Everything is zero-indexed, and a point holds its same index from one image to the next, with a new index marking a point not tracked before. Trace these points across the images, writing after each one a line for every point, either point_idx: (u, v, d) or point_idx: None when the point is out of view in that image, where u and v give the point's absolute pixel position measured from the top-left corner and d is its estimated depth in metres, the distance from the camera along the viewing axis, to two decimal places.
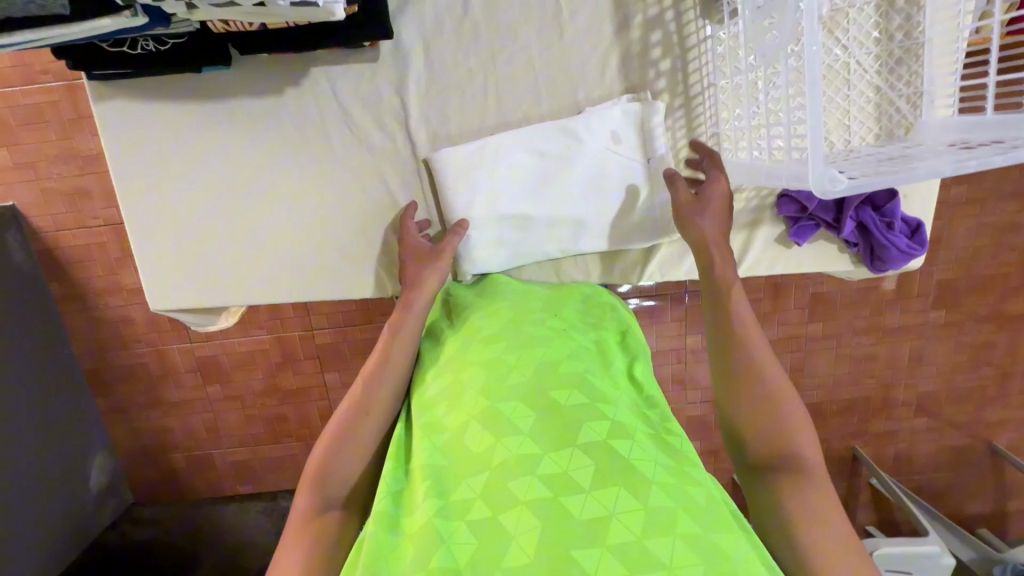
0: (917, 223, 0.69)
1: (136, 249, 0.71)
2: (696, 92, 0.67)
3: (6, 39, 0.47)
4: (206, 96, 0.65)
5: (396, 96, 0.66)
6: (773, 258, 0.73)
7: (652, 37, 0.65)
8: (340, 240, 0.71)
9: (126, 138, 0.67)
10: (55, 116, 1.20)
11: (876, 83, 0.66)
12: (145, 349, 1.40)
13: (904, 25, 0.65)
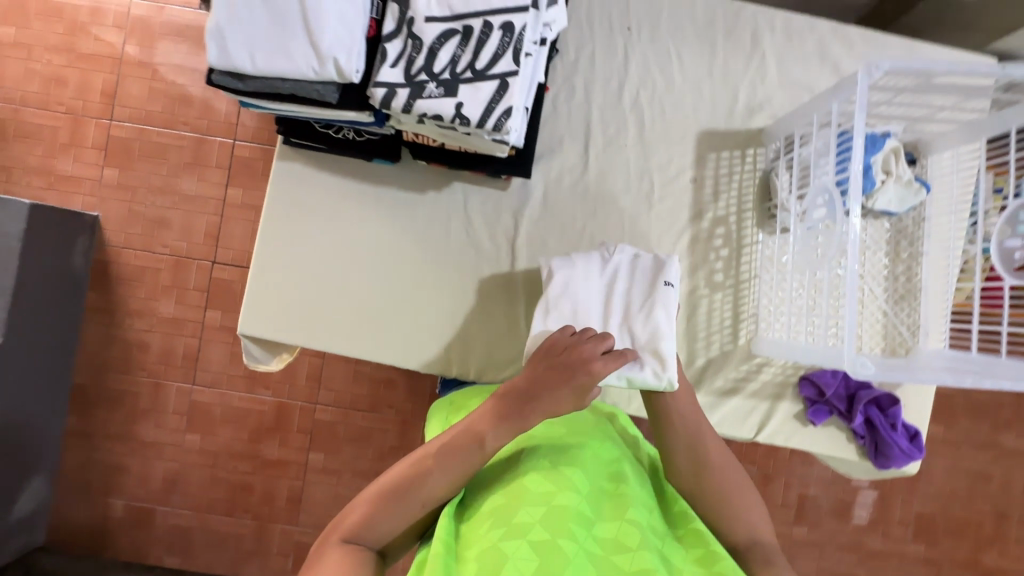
0: (915, 431, 0.80)
1: (254, 276, 0.81)
2: (744, 278, 0.84)
3: (276, 104, 0.62)
4: (367, 178, 0.81)
5: (512, 219, 0.82)
6: (789, 431, 0.83)
7: (717, 230, 0.84)
8: (428, 317, 0.82)
9: (288, 190, 0.81)
10: (175, 160, 1.52)
11: (884, 309, 0.83)
12: (146, 380, 1.52)
13: (906, 272, 0.83)
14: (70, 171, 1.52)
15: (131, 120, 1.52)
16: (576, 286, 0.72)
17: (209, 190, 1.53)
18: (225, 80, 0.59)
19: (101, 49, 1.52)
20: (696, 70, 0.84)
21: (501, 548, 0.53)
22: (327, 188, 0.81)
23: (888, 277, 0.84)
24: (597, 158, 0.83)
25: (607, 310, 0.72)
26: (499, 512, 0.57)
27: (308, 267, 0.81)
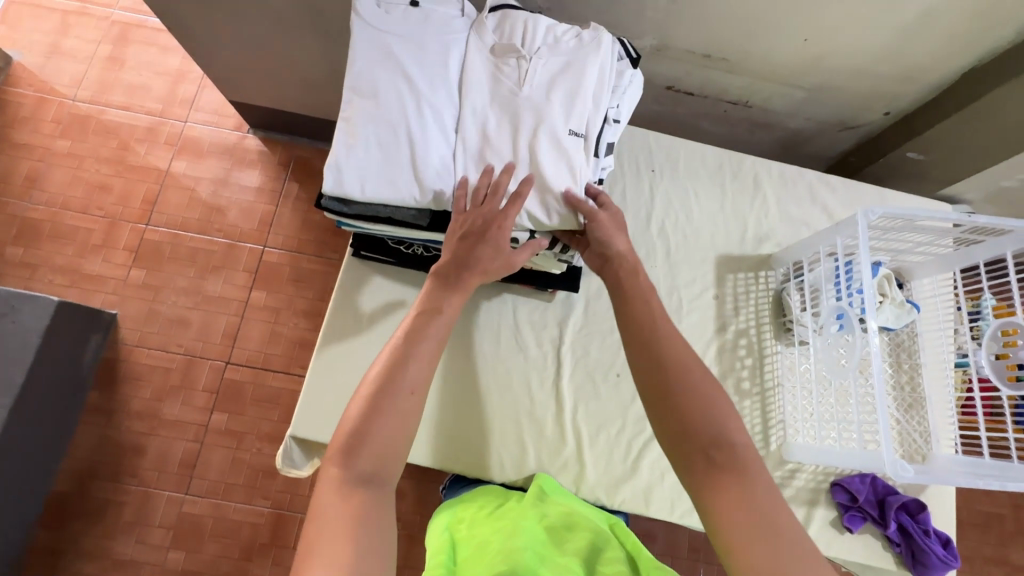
0: (946, 537, 0.83)
1: (311, 376, 0.83)
2: (769, 385, 0.91)
3: (371, 223, 0.71)
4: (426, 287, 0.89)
5: (558, 327, 0.90)
6: (828, 539, 0.85)
7: (741, 341, 0.93)
8: (479, 420, 0.84)
9: (352, 296, 0.87)
10: (204, 264, 1.58)
11: (896, 416, 0.91)
12: (134, 488, 1.42)
13: (910, 382, 0.93)
14: (96, 270, 1.56)
15: (167, 225, 1.61)
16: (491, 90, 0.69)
17: (233, 292, 1.57)
18: (333, 204, 0.69)
19: (150, 163, 1.65)
20: (709, 205, 0.99)
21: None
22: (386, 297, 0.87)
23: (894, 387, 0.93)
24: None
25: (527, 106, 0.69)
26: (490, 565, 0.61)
27: (364, 368, 0.84)
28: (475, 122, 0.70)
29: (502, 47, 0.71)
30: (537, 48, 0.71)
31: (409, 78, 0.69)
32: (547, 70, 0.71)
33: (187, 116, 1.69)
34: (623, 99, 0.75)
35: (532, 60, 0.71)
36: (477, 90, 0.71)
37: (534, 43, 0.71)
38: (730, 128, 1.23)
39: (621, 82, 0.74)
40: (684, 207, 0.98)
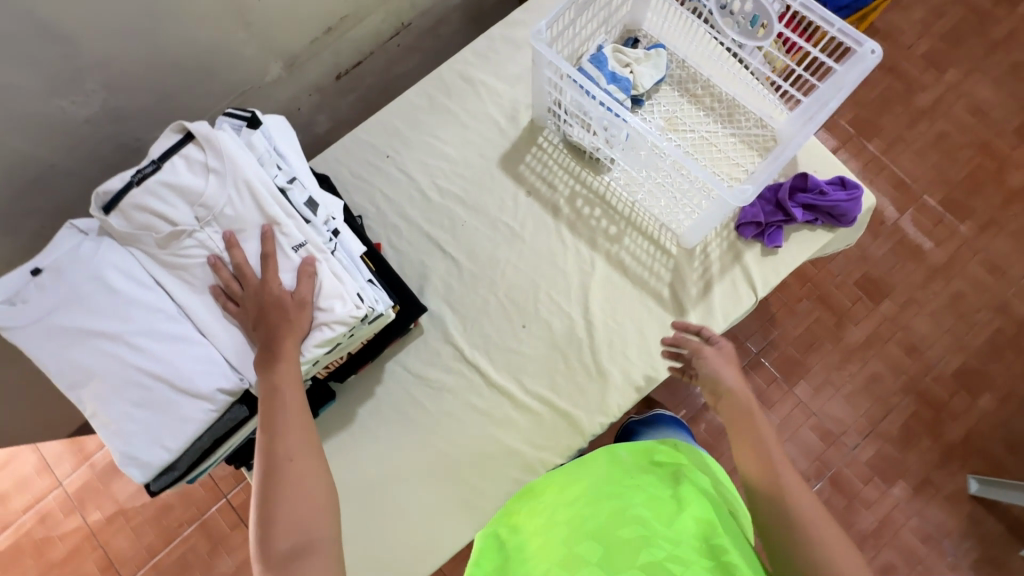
0: (840, 177, 0.85)
1: None
2: (628, 212, 0.91)
3: (213, 455, 0.66)
4: (326, 427, 0.83)
5: (447, 343, 0.87)
6: (773, 268, 0.86)
7: (578, 203, 0.91)
8: (466, 469, 0.82)
9: None
10: (200, 557, 1.50)
11: (733, 131, 0.91)
12: None
13: (715, 97, 0.92)
14: None
15: (141, 566, 1.51)
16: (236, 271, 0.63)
17: (245, 551, 1.50)
18: (161, 480, 0.63)
19: (71, 542, 1.52)
20: (454, 133, 0.94)
21: None
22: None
23: (709, 112, 0.92)
24: (456, 249, 0.90)
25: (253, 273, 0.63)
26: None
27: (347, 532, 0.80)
28: (196, 305, 0.64)
29: (166, 242, 0.62)
30: (194, 214, 0.62)
31: (101, 333, 0.61)
32: (228, 224, 0.63)
33: (55, 478, 1.55)
34: (283, 157, 0.69)
35: (205, 229, 0.63)
36: (192, 294, 0.64)
37: (187, 213, 0.62)
38: (423, 49, 1.17)
39: (260, 150, 0.66)
40: (438, 155, 0.93)
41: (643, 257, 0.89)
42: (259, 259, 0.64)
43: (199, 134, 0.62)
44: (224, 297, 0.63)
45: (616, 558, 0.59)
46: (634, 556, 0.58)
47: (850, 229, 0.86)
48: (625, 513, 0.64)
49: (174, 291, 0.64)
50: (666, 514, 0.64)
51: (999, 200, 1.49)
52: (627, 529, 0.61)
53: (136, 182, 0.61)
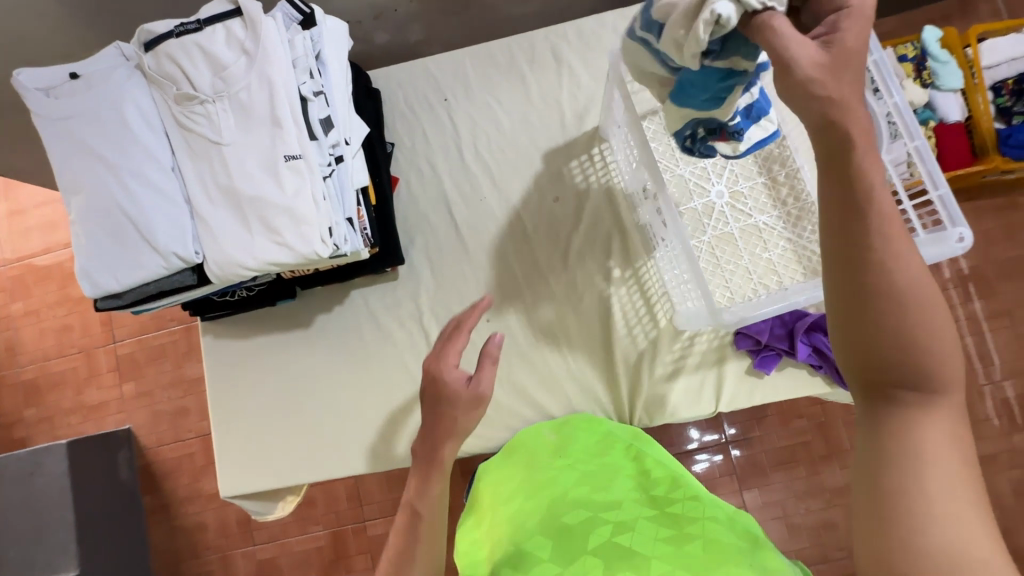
0: None
1: (216, 439, 0.88)
2: (641, 263, 0.85)
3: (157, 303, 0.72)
4: (279, 319, 0.90)
5: (412, 299, 0.88)
6: (748, 389, 0.80)
7: (597, 230, 0.86)
8: (372, 417, 0.87)
9: (219, 354, 0.90)
10: (176, 352, 1.69)
11: (788, 236, 0.82)
12: (212, 556, 1.61)
13: (792, 193, 0.82)
14: (97, 399, 1.70)
15: (130, 335, 1.72)
16: (226, 155, 0.64)
17: None
18: (109, 303, 0.70)
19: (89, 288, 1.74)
20: (517, 105, 0.90)
21: None
22: (250, 348, 0.90)
23: (779, 204, 0.83)
24: (463, 220, 0.89)
25: (239, 163, 0.64)
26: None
27: (258, 414, 0.89)
28: (185, 169, 0.66)
29: (179, 100, 0.64)
30: (212, 85, 0.63)
31: (100, 156, 0.66)
32: (238, 107, 0.64)
33: None
34: (322, 67, 0.68)
35: (216, 102, 0.63)
36: (188, 158, 0.66)
37: (206, 80, 0.63)
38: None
39: (300, 53, 0.66)
40: (491, 120, 0.90)
41: (628, 315, 0.84)
42: (252, 150, 0.64)
43: (248, 12, 0.63)
44: (210, 173, 0.65)
45: (572, 546, 0.57)
46: (583, 540, 0.57)
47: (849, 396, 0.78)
48: (563, 497, 0.64)
49: (175, 148, 0.67)
50: (603, 483, 0.65)
51: None
52: (572, 514, 0.61)
53: (176, 35, 0.64)
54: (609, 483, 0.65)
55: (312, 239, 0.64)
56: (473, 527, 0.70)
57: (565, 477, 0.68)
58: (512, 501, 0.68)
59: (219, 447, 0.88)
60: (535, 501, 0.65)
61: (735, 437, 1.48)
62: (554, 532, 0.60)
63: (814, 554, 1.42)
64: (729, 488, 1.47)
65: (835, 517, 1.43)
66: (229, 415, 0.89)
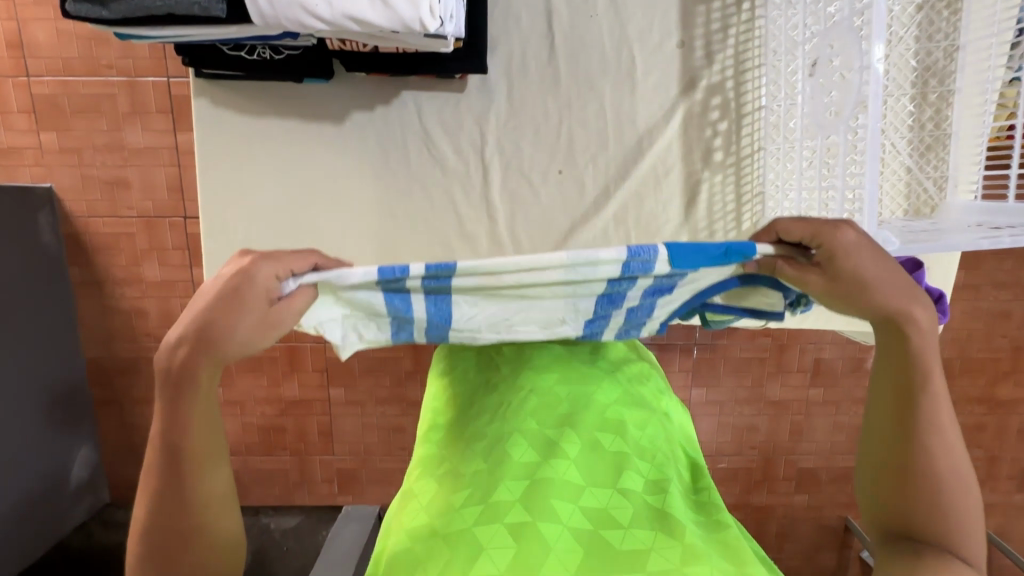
0: (940, 294, 0.76)
1: (206, 241, 0.97)
2: (746, 154, 0.98)
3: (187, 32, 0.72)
4: (293, 101, 0.96)
5: (475, 125, 0.98)
6: None
7: (714, 99, 0.98)
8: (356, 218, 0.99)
9: (211, 130, 0.95)
10: (113, 109, 1.38)
11: (907, 163, 0.96)
12: (152, 344, 1.52)
13: (933, 118, 0.95)
14: (6, 142, 1.39)
15: (49, 72, 1.36)
16: None
17: (159, 141, 1.40)
18: (90, 9, 0.67)
19: None
20: None
21: (505, 498, 0.63)
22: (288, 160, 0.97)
23: (915, 128, 0.96)
24: (570, 55, 0.96)
25: None
26: (496, 452, 0.69)
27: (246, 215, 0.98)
28: None
29: None
30: None
31: None
32: None
33: None
34: None
35: None
36: None
37: None
38: None
39: None
40: None
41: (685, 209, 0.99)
42: None
43: None
44: None
45: (599, 470, 0.68)
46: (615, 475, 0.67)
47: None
48: (600, 412, 0.76)
49: None
50: (637, 425, 0.76)
51: (966, 394, 1.58)
52: (608, 436, 0.72)
53: None
54: (647, 429, 0.76)
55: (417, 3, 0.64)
56: (484, 392, 0.81)
57: (608, 398, 0.78)
58: (550, 382, 0.79)
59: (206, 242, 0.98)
60: (575, 404, 0.76)
61: (705, 340, 1.54)
62: (586, 444, 0.70)
63: (731, 447, 1.62)
64: (682, 383, 1.58)
65: (760, 423, 1.60)
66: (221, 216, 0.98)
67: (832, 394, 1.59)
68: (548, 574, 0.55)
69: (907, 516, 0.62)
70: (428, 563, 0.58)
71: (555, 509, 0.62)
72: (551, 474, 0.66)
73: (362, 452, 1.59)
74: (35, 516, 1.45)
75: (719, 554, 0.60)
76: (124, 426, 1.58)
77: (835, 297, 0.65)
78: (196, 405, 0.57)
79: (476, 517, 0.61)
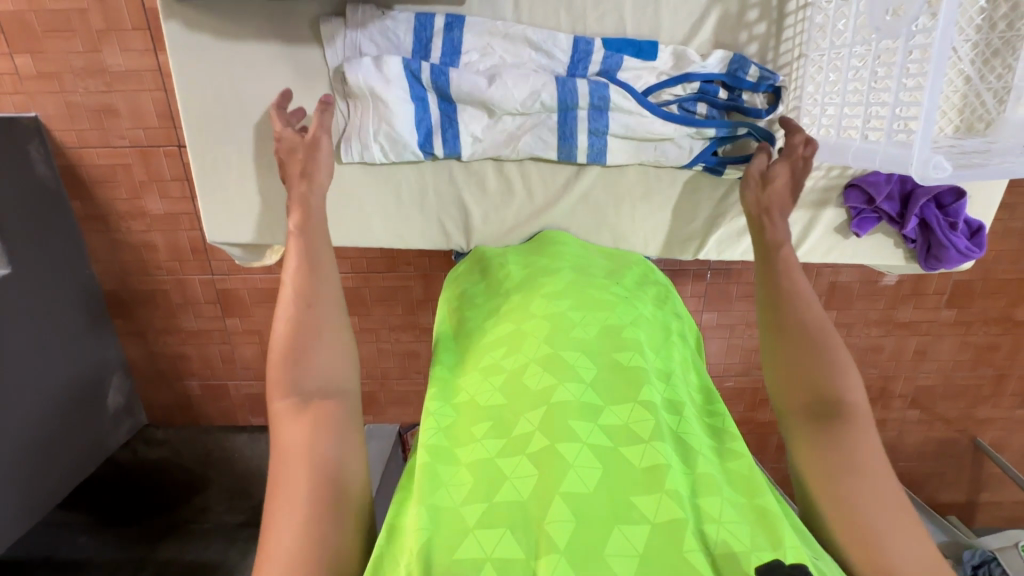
0: (978, 226, 0.88)
1: (200, 192, 0.94)
2: (786, 62, 0.88)
3: None
4: (272, 24, 0.87)
5: (483, 40, 0.88)
6: (830, 245, 0.93)
7: (752, 2, 0.86)
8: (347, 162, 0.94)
9: (184, 61, 0.87)
10: (86, 26, 1.27)
11: (968, 72, 0.86)
12: (164, 277, 1.54)
13: (1008, 15, 0.82)
14: None
15: None
16: None
17: (140, 62, 1.30)
18: None
19: None
20: None
21: (523, 427, 0.65)
22: (272, 97, 0.90)
23: (983, 27, 0.84)
24: None
25: None
26: (509, 378, 0.70)
27: (234, 164, 0.93)
28: None
29: None
30: None
31: None
32: None
33: None
34: None
35: None
36: None
37: None
38: None
39: None
40: None
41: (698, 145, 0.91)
42: None
43: None
44: None
45: (616, 391, 0.68)
46: (636, 391, 0.68)
47: (923, 271, 0.93)
48: (617, 332, 0.75)
49: None
50: (652, 348, 0.77)
51: (984, 314, 1.56)
52: (625, 354, 0.72)
53: None
54: (661, 353, 0.77)
55: None
56: (490, 315, 0.82)
57: (622, 318, 0.78)
58: (562, 303, 0.78)
59: (205, 187, 0.94)
60: (588, 325, 0.76)
61: (719, 265, 1.51)
62: (604, 366, 0.70)
63: (738, 368, 1.65)
64: (694, 308, 1.57)
65: None
66: (215, 155, 0.92)
67: (845, 317, 1.58)
68: (572, 495, 0.58)
69: (812, 474, 0.69)
70: (448, 489, 0.61)
71: (572, 431, 0.63)
72: (565, 397, 0.66)
73: (380, 376, 1.65)
74: (78, 440, 1.57)
75: (727, 482, 0.64)
76: (150, 355, 1.65)
77: (772, 317, 0.81)
78: (320, 277, 0.84)
79: (497, 447, 0.64)
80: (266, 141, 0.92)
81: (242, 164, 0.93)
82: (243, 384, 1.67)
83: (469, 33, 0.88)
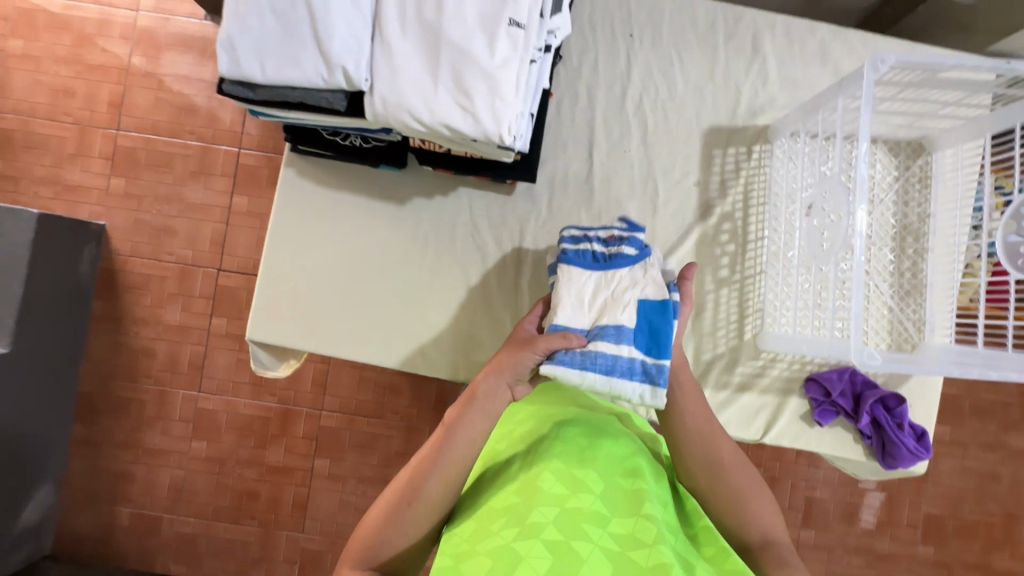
0: (922, 431, 0.99)
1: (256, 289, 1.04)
2: (749, 274, 1.06)
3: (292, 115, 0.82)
4: (361, 178, 1.06)
5: (518, 224, 1.07)
6: (800, 432, 1.02)
7: (724, 226, 1.07)
8: (386, 288, 1.04)
9: (287, 190, 1.05)
10: (184, 167, 1.54)
11: (890, 304, 1.04)
12: (149, 386, 1.53)
13: (911, 268, 1.04)
14: (77, 181, 1.54)
15: (138, 130, 1.55)
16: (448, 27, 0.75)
17: (216, 200, 1.54)
18: (237, 89, 0.78)
19: (108, 61, 1.55)
20: (689, 95, 1.09)
21: (537, 520, 0.66)
22: (342, 225, 1.05)
23: (895, 274, 1.05)
24: (597, 168, 1.08)
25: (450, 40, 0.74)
26: (524, 480, 0.72)
27: (296, 271, 1.04)
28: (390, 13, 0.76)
29: None
30: None
31: None
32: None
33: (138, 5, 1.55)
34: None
35: None
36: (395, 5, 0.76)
37: None
38: None
39: None
40: (668, 82, 1.09)
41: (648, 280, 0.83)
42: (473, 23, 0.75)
43: None
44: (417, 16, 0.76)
45: (622, 499, 0.70)
46: (640, 503, 0.69)
47: (884, 469, 1.00)
48: (623, 448, 0.77)
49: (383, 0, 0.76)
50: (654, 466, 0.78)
51: (961, 558, 1.54)
52: (630, 468, 0.74)
53: None
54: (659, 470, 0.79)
55: (502, 126, 0.75)
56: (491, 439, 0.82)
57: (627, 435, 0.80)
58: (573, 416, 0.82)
59: (261, 289, 1.04)
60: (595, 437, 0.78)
61: None
62: (610, 476, 0.72)
63: None
64: None
65: None
66: (282, 264, 1.04)
67: (823, 539, 1.54)
68: None
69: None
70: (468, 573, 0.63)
71: (584, 533, 0.65)
72: (577, 503, 0.68)
73: (333, 534, 1.51)
74: None
75: None
76: (95, 469, 1.53)
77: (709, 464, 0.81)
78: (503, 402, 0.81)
79: (513, 536, 0.65)
80: (325, 263, 1.04)
81: (301, 274, 1.04)
82: (180, 521, 1.52)
83: (494, 207, 1.07)
